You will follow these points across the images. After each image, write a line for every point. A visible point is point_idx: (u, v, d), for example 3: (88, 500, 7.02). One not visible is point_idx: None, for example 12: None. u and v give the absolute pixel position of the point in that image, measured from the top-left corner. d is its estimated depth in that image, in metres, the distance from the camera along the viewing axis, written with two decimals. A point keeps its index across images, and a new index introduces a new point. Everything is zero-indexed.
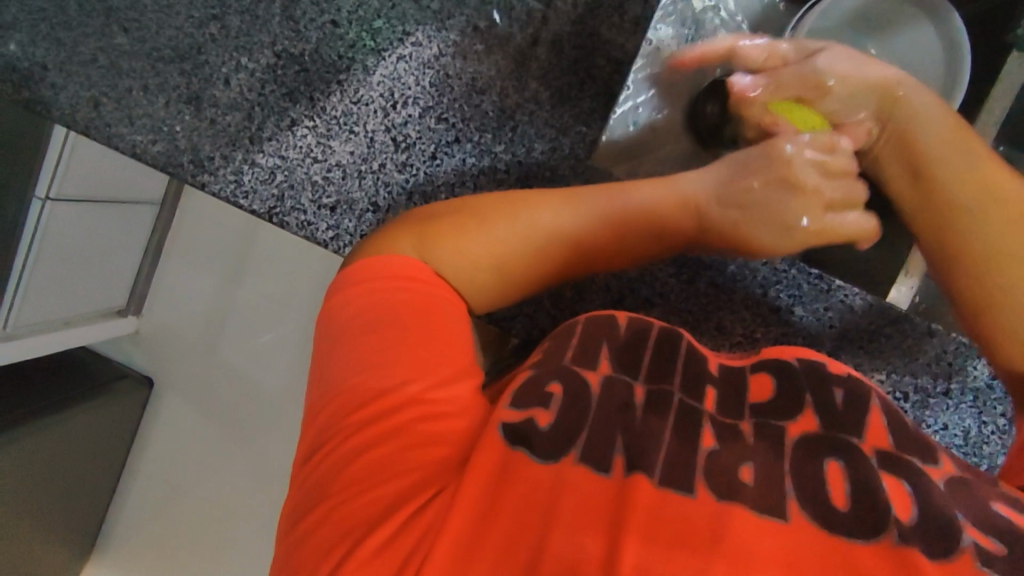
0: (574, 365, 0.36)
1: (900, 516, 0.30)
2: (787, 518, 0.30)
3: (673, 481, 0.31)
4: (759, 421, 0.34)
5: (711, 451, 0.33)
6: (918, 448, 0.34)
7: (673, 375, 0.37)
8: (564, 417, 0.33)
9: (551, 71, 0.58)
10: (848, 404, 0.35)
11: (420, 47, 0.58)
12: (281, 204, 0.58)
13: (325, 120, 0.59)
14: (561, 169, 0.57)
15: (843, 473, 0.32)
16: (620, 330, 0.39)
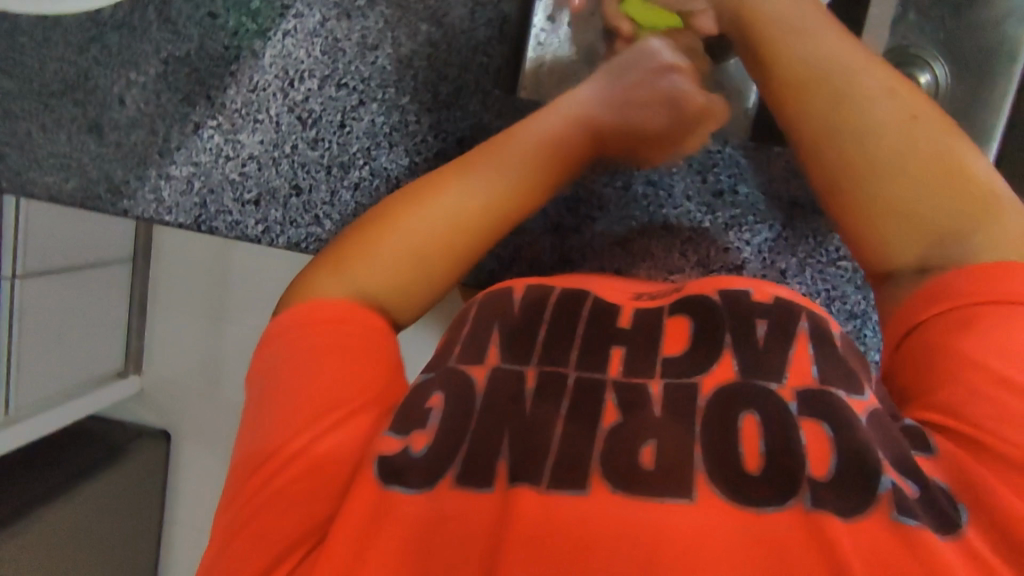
0: (461, 364, 0.39)
1: (814, 472, 0.31)
2: (692, 496, 0.31)
3: (564, 482, 0.33)
4: (670, 382, 0.35)
5: (613, 429, 0.34)
6: (843, 380, 0.34)
7: (570, 352, 0.37)
8: (443, 436, 0.36)
9: (440, 8, 0.56)
10: (767, 338, 0.35)
11: (302, 17, 0.56)
12: (206, 211, 0.58)
13: (227, 115, 0.57)
14: (470, 104, 0.56)
15: (757, 428, 0.32)
16: (513, 309, 0.40)
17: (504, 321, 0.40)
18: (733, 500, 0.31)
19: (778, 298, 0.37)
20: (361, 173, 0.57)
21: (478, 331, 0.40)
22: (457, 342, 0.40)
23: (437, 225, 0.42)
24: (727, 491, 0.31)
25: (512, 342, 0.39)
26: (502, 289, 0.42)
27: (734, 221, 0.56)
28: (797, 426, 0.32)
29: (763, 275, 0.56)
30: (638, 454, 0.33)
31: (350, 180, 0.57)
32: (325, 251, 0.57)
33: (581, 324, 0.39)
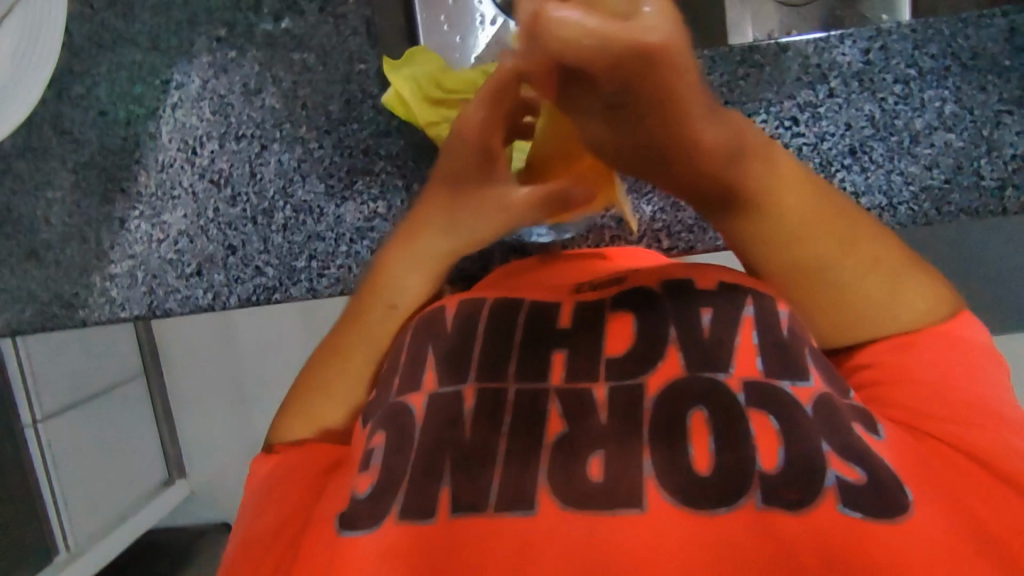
0: (402, 396, 0.40)
1: (764, 468, 0.34)
2: (643, 506, 0.34)
3: (514, 504, 0.35)
4: (615, 384, 0.37)
5: (557, 440, 0.36)
6: (790, 371, 0.36)
7: (508, 364, 0.39)
8: (382, 474, 0.38)
9: (307, 33, 0.56)
10: (713, 325, 0.37)
11: (184, 86, 0.57)
12: (156, 296, 0.59)
13: (146, 202, 0.58)
14: (365, 112, 0.57)
15: (706, 425, 0.35)
16: (445, 327, 0.42)
17: (438, 343, 0.41)
18: (691, 506, 0.34)
19: (722, 282, 0.39)
20: (285, 214, 0.58)
21: (414, 361, 0.41)
22: (396, 373, 0.42)
23: (332, 376, 0.46)
24: (678, 494, 0.34)
25: (445, 367, 0.40)
26: (435, 307, 0.44)
27: None
28: (745, 421, 0.35)
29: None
30: (586, 467, 0.35)
31: (277, 224, 0.58)
32: (276, 295, 0.59)
33: (518, 332, 0.40)
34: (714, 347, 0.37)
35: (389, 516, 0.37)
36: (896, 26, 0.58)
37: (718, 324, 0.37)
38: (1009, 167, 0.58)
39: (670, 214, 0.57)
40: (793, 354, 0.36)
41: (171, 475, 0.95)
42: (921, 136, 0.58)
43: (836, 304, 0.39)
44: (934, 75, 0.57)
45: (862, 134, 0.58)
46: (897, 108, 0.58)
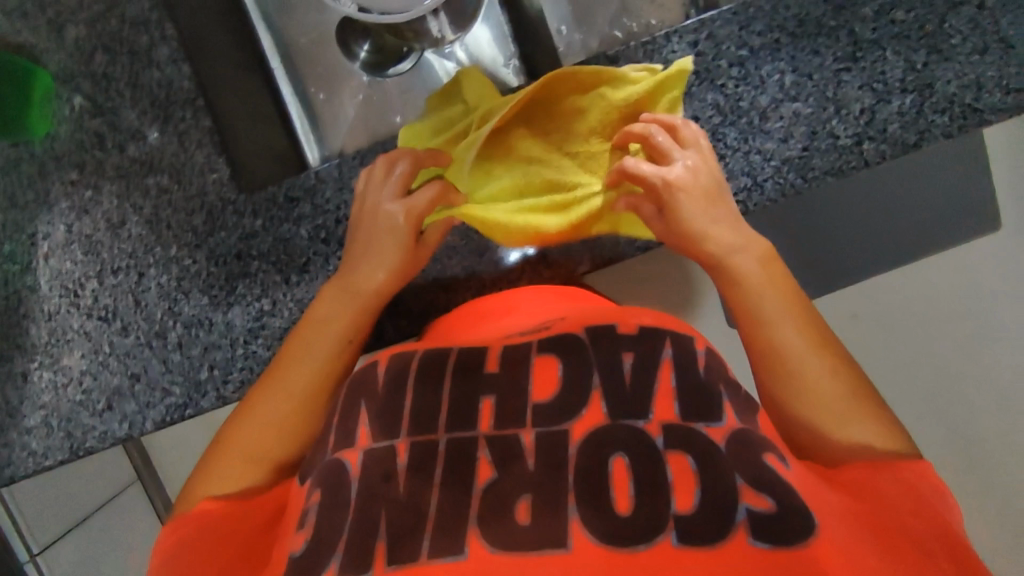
0: (336, 451, 0.46)
1: (680, 507, 0.40)
2: (568, 545, 0.40)
3: (446, 549, 0.41)
4: (539, 431, 0.44)
5: (486, 485, 0.43)
6: (703, 412, 0.44)
7: (438, 420, 0.47)
8: (315, 535, 0.43)
9: (154, 154, 0.58)
10: (637, 367, 0.46)
11: (50, 235, 0.58)
12: (75, 438, 0.60)
13: (42, 351, 0.59)
14: (228, 216, 0.58)
15: (627, 469, 0.42)
16: (379, 383, 0.50)
17: (370, 399, 0.49)
18: (610, 544, 0.40)
19: (639, 325, 0.49)
20: (178, 331, 0.59)
21: (346, 418, 0.48)
22: (330, 432, 0.48)
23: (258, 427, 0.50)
24: (598, 533, 0.40)
25: (378, 426, 0.47)
26: (369, 364, 0.51)
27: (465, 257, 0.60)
28: (662, 464, 0.42)
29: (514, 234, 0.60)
30: (515, 513, 0.42)
31: (172, 343, 0.59)
32: (189, 411, 0.60)
33: (445, 384, 0.48)
34: (633, 398, 0.45)
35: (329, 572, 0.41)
36: (719, 14, 0.58)
37: (636, 371, 0.46)
38: (861, 121, 0.58)
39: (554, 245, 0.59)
40: (706, 395, 0.45)
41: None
42: (770, 111, 0.58)
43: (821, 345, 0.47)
44: (768, 49, 0.58)
45: (711, 123, 0.59)
46: (739, 90, 0.59)
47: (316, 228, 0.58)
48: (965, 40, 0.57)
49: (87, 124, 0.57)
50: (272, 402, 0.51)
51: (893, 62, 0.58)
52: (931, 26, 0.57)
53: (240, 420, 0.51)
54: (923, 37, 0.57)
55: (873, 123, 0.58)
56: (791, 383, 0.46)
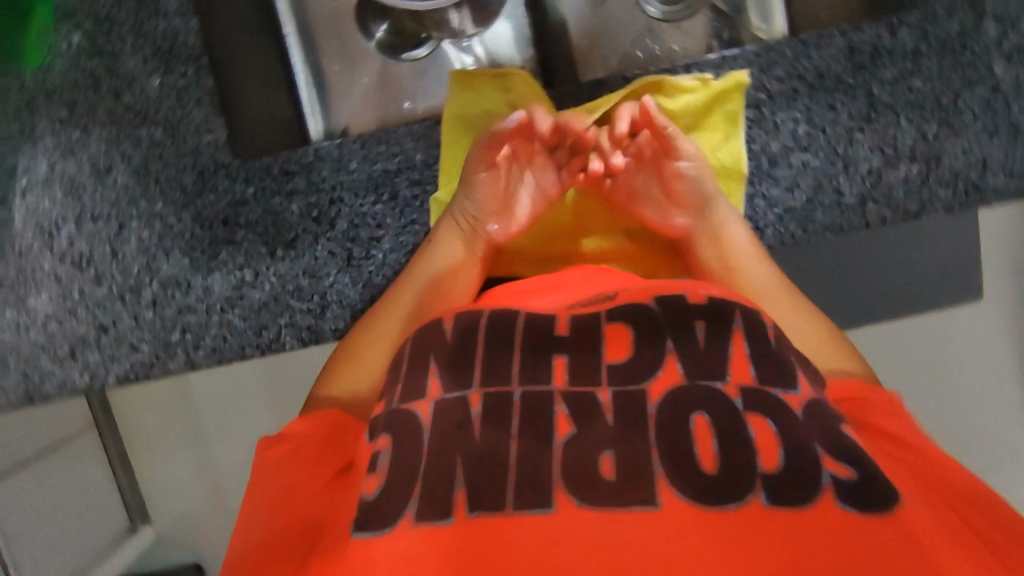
0: (404, 403, 0.36)
1: (765, 467, 0.32)
2: (658, 503, 0.31)
3: (530, 502, 0.32)
4: (617, 389, 0.35)
5: (568, 440, 0.34)
6: (779, 376, 0.36)
7: (510, 369, 0.36)
8: (389, 478, 0.34)
9: (152, 106, 0.56)
10: (709, 337, 0.37)
11: (31, 170, 0.56)
12: (31, 382, 0.58)
13: (8, 289, 0.58)
14: (220, 180, 0.57)
15: (708, 427, 0.33)
16: (448, 334, 0.39)
17: (440, 350, 0.38)
18: (696, 501, 0.31)
19: (711, 296, 0.39)
20: (153, 289, 0.58)
21: (413, 366, 0.38)
22: (394, 377, 0.38)
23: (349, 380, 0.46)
24: (690, 491, 0.32)
25: (447, 370, 0.37)
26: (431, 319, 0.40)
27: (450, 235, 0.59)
28: (743, 422, 0.34)
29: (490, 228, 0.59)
30: (597, 468, 0.33)
31: (145, 300, 0.58)
32: (154, 371, 0.59)
33: (514, 363, 0.37)
34: (710, 356, 0.36)
35: (403, 519, 0.33)
36: (742, 52, 0.59)
37: (710, 336, 0.37)
38: (868, 181, 0.59)
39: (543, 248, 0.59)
40: (777, 359, 0.36)
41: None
42: (779, 158, 0.59)
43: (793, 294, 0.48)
44: (784, 97, 0.59)
45: None
46: (752, 133, 0.59)
47: (309, 205, 0.57)
48: (976, 118, 0.59)
49: (84, 64, 0.56)
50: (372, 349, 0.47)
51: (905, 128, 0.59)
52: (945, 99, 0.58)
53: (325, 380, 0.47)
54: (937, 109, 0.59)
55: (878, 185, 0.59)
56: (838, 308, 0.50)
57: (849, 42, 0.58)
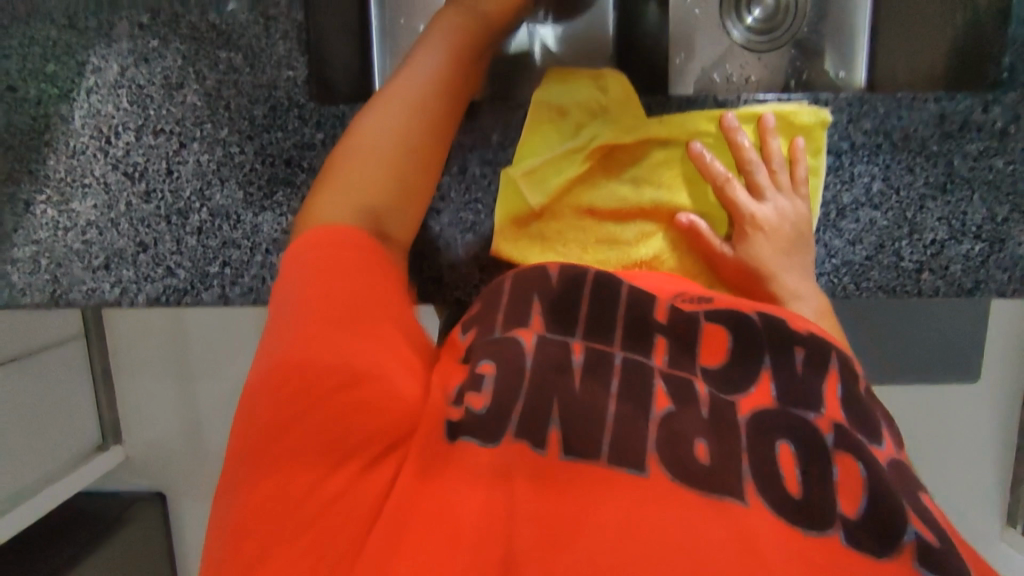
0: (509, 330, 0.41)
1: (846, 510, 0.35)
2: (746, 502, 0.34)
3: (625, 462, 0.35)
4: (713, 389, 0.39)
5: (664, 415, 0.37)
6: (867, 429, 0.40)
7: (614, 331, 0.42)
8: (495, 398, 0.37)
9: (234, 31, 0.54)
10: (807, 363, 0.41)
11: (100, 71, 0.54)
12: (60, 285, 0.57)
13: (54, 186, 0.56)
14: (290, 121, 0.55)
15: (794, 455, 0.37)
16: (552, 280, 0.45)
17: (543, 292, 0.44)
18: (786, 519, 0.34)
19: (810, 331, 0.44)
20: (201, 216, 0.56)
21: (517, 304, 0.43)
22: (498, 310, 0.43)
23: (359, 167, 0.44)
24: (775, 504, 0.35)
25: (553, 317, 0.42)
26: (538, 266, 0.46)
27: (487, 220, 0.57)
28: (832, 463, 0.37)
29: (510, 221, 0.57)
30: (693, 450, 0.36)
31: (191, 226, 0.57)
32: (186, 298, 0.57)
33: (616, 335, 0.41)
34: (807, 387, 0.40)
35: (505, 435, 0.36)
36: (833, 98, 0.58)
37: (809, 366, 0.41)
38: (928, 251, 0.59)
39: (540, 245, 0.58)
40: (866, 416, 0.40)
41: (106, 440, 1.11)
42: (847, 210, 0.59)
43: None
44: (867, 150, 0.58)
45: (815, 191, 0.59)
46: (827, 180, 0.59)
47: None
48: None
49: None
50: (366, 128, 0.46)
51: (976, 206, 0.59)
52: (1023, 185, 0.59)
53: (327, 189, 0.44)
54: (1012, 193, 0.59)
55: (937, 257, 0.59)
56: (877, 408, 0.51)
57: (941, 109, 0.57)
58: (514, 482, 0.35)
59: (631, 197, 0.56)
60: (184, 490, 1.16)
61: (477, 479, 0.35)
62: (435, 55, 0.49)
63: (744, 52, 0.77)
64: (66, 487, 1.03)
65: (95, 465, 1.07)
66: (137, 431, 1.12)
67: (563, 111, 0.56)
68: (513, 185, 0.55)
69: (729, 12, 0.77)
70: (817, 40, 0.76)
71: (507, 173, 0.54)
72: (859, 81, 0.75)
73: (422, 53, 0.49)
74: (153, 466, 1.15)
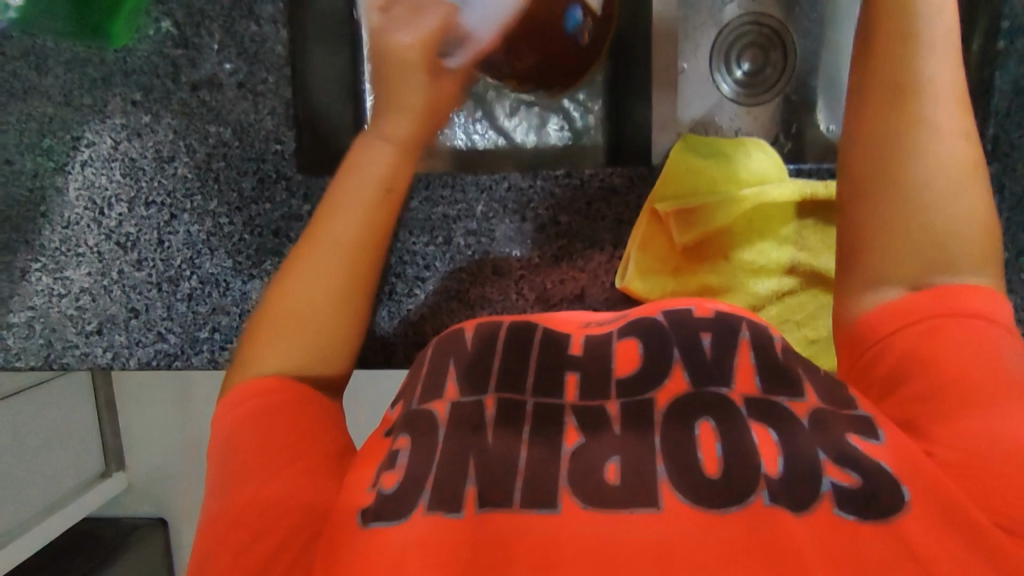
0: (425, 404, 0.40)
1: (769, 470, 0.34)
2: (659, 505, 0.33)
3: (537, 502, 0.34)
4: (626, 401, 0.38)
5: (575, 449, 0.36)
6: (785, 386, 0.37)
7: (526, 379, 0.41)
8: (409, 473, 0.37)
9: (223, 107, 0.55)
10: (716, 348, 0.39)
11: (95, 145, 0.56)
12: (53, 349, 0.58)
13: (49, 255, 0.57)
14: (277, 193, 0.56)
15: (714, 431, 0.35)
16: (468, 344, 0.43)
17: (459, 356, 0.43)
18: (702, 505, 0.33)
19: (717, 311, 0.42)
20: (191, 284, 0.57)
21: (434, 373, 0.42)
22: (417, 385, 0.42)
23: (295, 293, 0.45)
24: (689, 493, 0.33)
25: (466, 380, 0.41)
26: (454, 329, 0.45)
27: (486, 279, 0.57)
28: (747, 430, 0.35)
29: (509, 280, 0.57)
30: (603, 472, 0.35)
31: (182, 293, 0.57)
32: (176, 363, 0.58)
33: (530, 375, 0.41)
34: (715, 363, 0.38)
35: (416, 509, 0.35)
36: (816, 169, 0.59)
37: (718, 348, 0.39)
38: None
39: (534, 300, 0.57)
40: (784, 372, 0.38)
41: (108, 467, 1.13)
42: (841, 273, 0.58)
43: (906, 132, 0.37)
44: None
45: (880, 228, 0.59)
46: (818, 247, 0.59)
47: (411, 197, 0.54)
48: None
49: (166, 53, 0.55)
50: (305, 252, 0.46)
51: None
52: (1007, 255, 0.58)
53: (263, 324, 0.44)
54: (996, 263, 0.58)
55: None
56: (940, 268, 0.36)
57: None
58: (424, 559, 0.33)
59: (773, 254, 0.57)
60: (184, 515, 1.17)
61: (393, 559, 0.33)
62: (410, 104, 0.49)
63: (735, 105, 0.77)
64: (74, 509, 1.05)
65: (101, 490, 1.11)
66: (138, 459, 1.14)
67: (707, 168, 0.57)
68: (655, 219, 0.56)
69: (718, 65, 0.77)
70: (807, 94, 0.76)
71: (654, 210, 0.56)
72: None
73: (405, 91, 0.49)
74: (154, 492, 1.16)
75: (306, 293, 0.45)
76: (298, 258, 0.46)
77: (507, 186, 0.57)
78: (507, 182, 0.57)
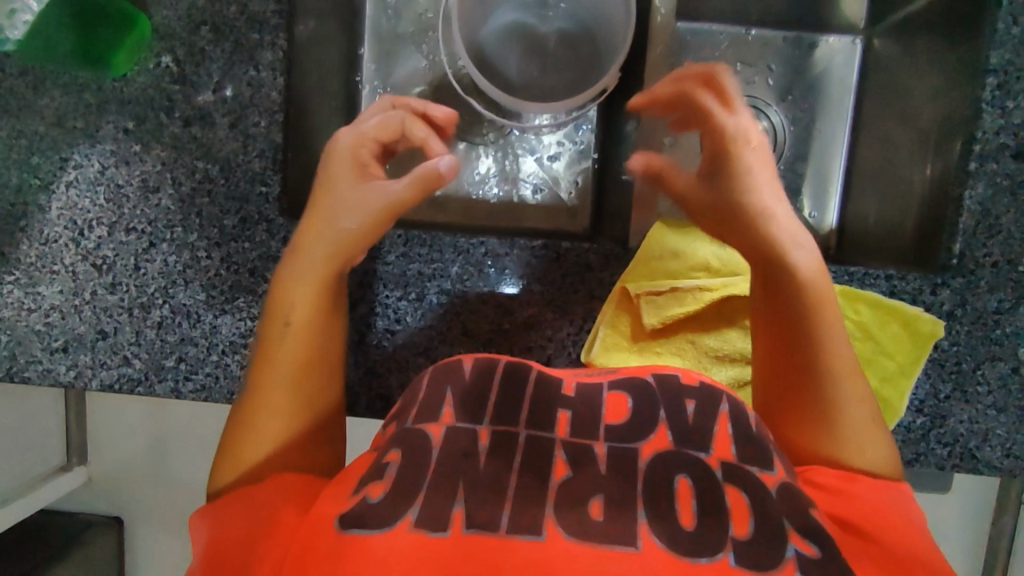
0: (418, 423, 0.44)
1: (737, 532, 0.39)
2: (637, 545, 0.38)
3: (522, 529, 0.38)
4: (612, 446, 0.43)
5: (561, 482, 0.41)
6: (759, 458, 0.43)
7: (518, 414, 0.45)
8: (397, 486, 0.40)
9: (213, 144, 0.56)
10: (698, 414, 0.45)
11: (82, 167, 0.56)
12: (17, 362, 0.58)
13: (23, 270, 0.58)
14: (258, 233, 0.57)
15: (691, 488, 0.41)
16: (467, 374, 0.47)
17: (455, 384, 0.47)
18: (676, 552, 0.38)
19: (702, 381, 0.48)
20: (162, 313, 0.58)
21: (431, 395, 0.46)
22: (411, 407, 0.46)
23: (279, 378, 0.50)
24: (666, 540, 0.39)
25: (462, 409, 0.45)
26: (453, 360, 0.49)
27: (456, 336, 0.58)
28: (721, 490, 0.41)
29: (478, 340, 0.58)
30: (587, 508, 0.40)
31: (152, 320, 0.58)
32: (138, 388, 0.58)
33: (522, 412, 0.45)
34: (698, 429, 0.44)
35: (403, 521, 0.39)
36: None
37: (699, 414, 0.45)
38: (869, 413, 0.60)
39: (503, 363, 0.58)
40: (757, 445, 0.44)
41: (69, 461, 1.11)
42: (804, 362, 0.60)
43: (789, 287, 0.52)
44: None
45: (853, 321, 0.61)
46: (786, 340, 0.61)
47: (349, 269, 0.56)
48: (989, 391, 0.59)
49: (163, 87, 0.56)
50: (284, 343, 0.51)
51: (920, 380, 0.59)
52: (966, 365, 0.59)
53: (253, 408, 0.50)
54: (955, 371, 0.59)
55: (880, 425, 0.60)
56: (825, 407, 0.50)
57: (891, 287, 0.59)
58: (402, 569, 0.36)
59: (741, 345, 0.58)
60: (144, 514, 1.16)
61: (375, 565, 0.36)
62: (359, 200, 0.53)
63: None
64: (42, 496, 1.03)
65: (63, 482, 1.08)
66: (104, 455, 1.13)
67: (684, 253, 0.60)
68: (628, 299, 0.58)
69: None
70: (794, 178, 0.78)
71: (625, 289, 0.57)
72: (829, 224, 0.77)
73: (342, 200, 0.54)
74: (115, 489, 1.15)
75: (280, 381, 0.50)
76: (277, 350, 0.51)
77: (484, 248, 0.58)
78: (485, 244, 0.58)
